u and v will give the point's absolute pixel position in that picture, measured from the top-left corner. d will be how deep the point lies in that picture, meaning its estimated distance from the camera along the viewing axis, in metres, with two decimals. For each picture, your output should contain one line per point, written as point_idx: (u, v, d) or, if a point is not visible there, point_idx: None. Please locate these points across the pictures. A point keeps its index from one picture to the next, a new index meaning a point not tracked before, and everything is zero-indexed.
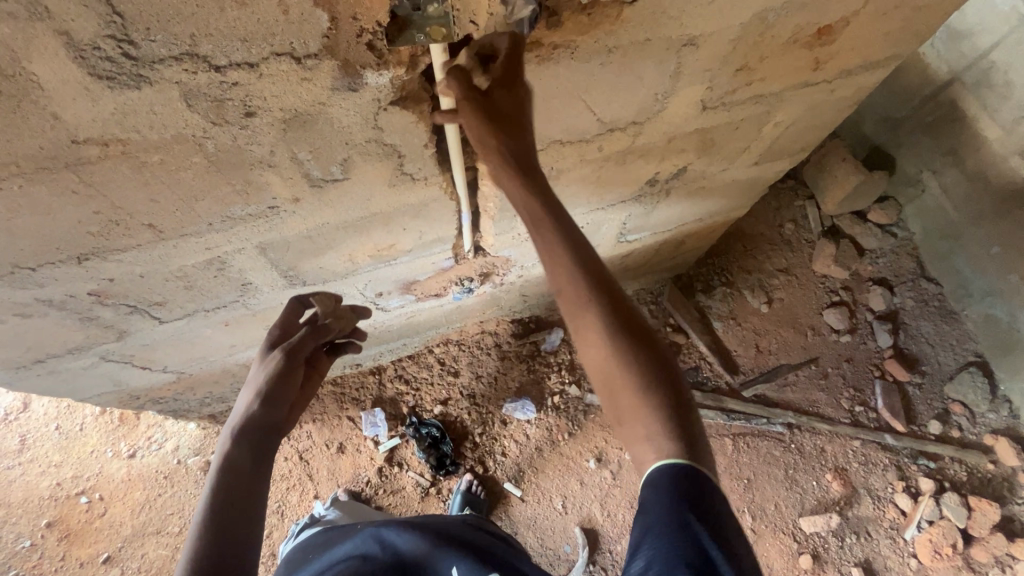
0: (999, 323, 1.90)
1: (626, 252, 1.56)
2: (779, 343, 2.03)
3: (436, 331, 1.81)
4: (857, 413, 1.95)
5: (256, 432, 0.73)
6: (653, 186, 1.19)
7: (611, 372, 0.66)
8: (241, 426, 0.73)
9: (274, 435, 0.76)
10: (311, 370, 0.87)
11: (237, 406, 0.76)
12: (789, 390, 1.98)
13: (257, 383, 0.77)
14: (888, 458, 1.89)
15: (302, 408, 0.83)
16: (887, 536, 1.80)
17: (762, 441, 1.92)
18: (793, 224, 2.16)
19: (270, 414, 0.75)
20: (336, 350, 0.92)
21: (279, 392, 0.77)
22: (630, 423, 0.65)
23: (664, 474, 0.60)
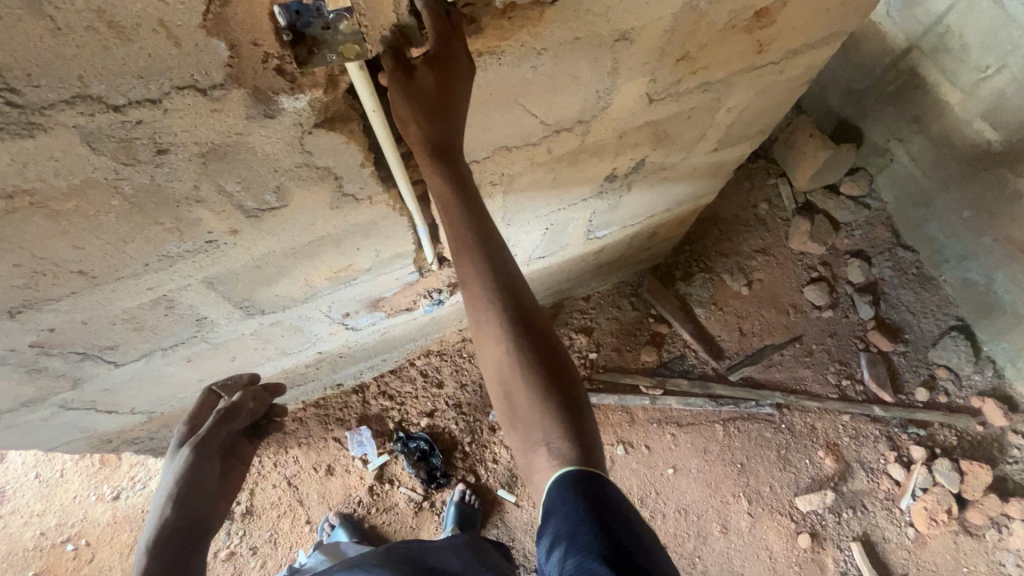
0: (977, 286, 1.91)
1: (597, 247, 1.54)
2: (761, 324, 2.02)
3: (416, 344, 1.78)
4: (844, 386, 1.95)
5: (173, 537, 0.76)
6: (614, 181, 1.17)
7: (509, 371, 0.68)
8: (155, 535, 0.76)
9: (197, 533, 0.79)
10: (235, 459, 0.87)
11: (152, 514, 0.78)
12: (776, 370, 1.97)
13: (167, 485, 0.79)
14: (879, 430, 1.89)
15: (229, 497, 0.85)
16: (883, 508, 1.81)
17: (753, 424, 1.91)
18: (767, 203, 2.16)
19: (186, 517, 0.78)
20: (257, 433, 0.91)
21: (190, 494, 0.78)
22: (531, 429, 0.67)
23: (562, 478, 0.63)
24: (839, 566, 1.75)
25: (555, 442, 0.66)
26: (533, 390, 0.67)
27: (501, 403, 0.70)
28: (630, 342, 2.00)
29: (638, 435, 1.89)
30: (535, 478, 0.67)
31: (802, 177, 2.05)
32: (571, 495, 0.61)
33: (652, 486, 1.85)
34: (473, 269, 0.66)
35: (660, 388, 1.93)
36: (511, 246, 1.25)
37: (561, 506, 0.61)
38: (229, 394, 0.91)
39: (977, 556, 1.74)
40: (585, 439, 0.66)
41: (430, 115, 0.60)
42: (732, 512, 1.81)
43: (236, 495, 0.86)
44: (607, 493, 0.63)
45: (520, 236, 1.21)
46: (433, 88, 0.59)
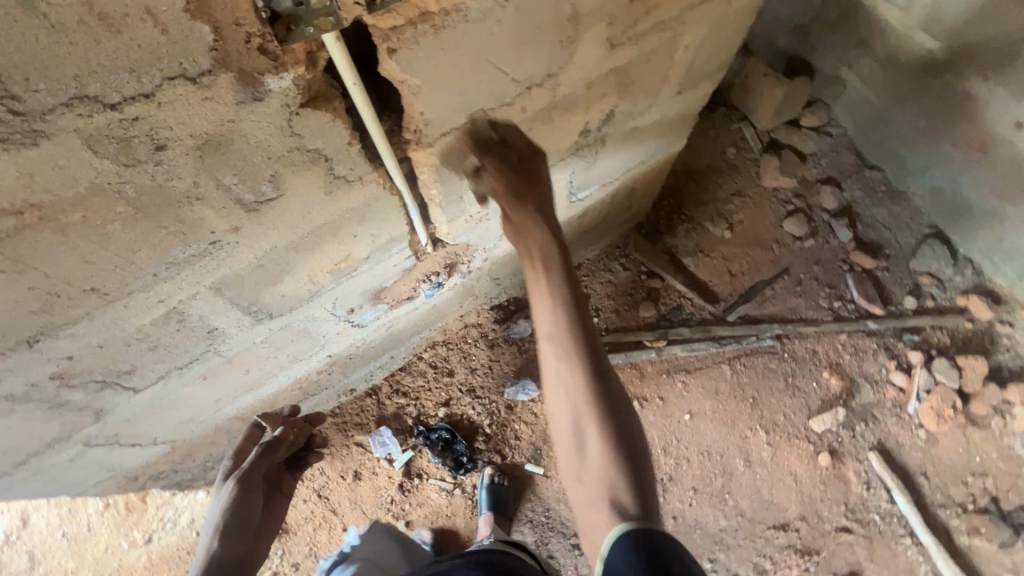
0: (944, 191, 2.00)
1: (580, 210, 1.58)
2: (748, 263, 2.09)
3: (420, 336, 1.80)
4: (837, 307, 2.03)
5: (223, 567, 0.83)
6: (588, 137, 1.20)
7: (579, 406, 0.82)
8: (204, 568, 0.82)
9: (239, 565, 0.85)
10: (277, 491, 0.97)
11: (200, 549, 0.86)
12: (770, 304, 2.03)
13: (216, 519, 0.88)
14: (877, 342, 1.97)
15: (269, 532, 0.93)
16: (893, 414, 1.88)
17: (758, 358, 1.96)
18: (735, 147, 2.22)
19: (231, 547, 0.85)
20: (297, 465, 1.02)
21: (238, 525, 0.87)
22: (605, 488, 0.78)
23: (625, 535, 0.73)
24: (861, 477, 1.81)
25: (621, 499, 0.77)
26: (602, 419, 0.80)
27: (573, 456, 0.83)
28: (627, 302, 2.03)
29: (649, 388, 1.92)
30: (595, 533, 0.78)
31: (763, 117, 2.13)
32: (630, 554, 0.71)
33: (672, 435, 1.88)
34: (552, 313, 0.85)
35: (663, 339, 1.97)
36: (499, 218, 1.28)
37: (622, 564, 0.71)
38: (272, 427, 1.02)
39: (986, 444, 1.84)
40: (646, 495, 0.78)
41: (514, 193, 0.86)
42: (752, 445, 1.85)
43: (276, 528, 0.95)
44: (666, 549, 0.72)
45: None
46: (523, 178, 0.87)
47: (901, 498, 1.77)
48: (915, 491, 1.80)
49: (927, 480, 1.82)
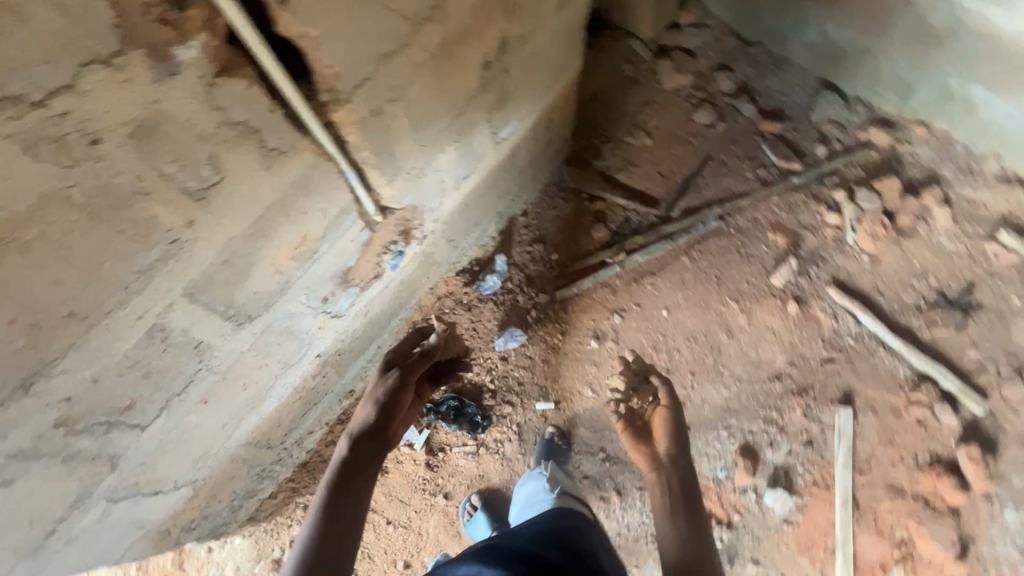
0: (818, 44, 2.19)
1: (508, 150, 1.64)
2: (674, 161, 2.23)
3: (399, 319, 1.81)
4: (762, 175, 2.19)
5: (366, 443, 1.27)
6: (491, 69, 1.27)
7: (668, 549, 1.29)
8: (360, 432, 1.29)
9: (375, 450, 1.28)
10: (421, 393, 1.48)
11: (360, 414, 1.35)
12: (705, 191, 2.18)
13: (376, 397, 1.36)
14: (806, 194, 2.15)
15: (401, 426, 1.37)
16: (838, 250, 2.07)
17: (709, 241, 2.10)
18: (630, 63, 2.35)
19: (376, 436, 1.29)
20: (437, 377, 1.54)
21: (385, 411, 1.33)
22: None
23: None
24: (827, 312, 1.98)
25: None
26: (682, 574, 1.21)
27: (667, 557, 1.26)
28: (579, 230, 2.12)
29: (624, 299, 2.03)
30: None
31: (645, 28, 2.28)
32: None
33: (657, 333, 1.98)
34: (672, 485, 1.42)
35: (622, 252, 2.08)
36: (435, 171, 1.33)
37: None
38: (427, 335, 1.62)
39: (920, 249, 2.06)
40: None
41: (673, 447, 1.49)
42: (729, 317, 1.99)
43: (405, 425, 1.39)
44: None
45: (438, 156, 1.30)
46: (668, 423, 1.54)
47: (865, 318, 1.96)
48: (875, 308, 1.99)
49: (882, 296, 2.01)
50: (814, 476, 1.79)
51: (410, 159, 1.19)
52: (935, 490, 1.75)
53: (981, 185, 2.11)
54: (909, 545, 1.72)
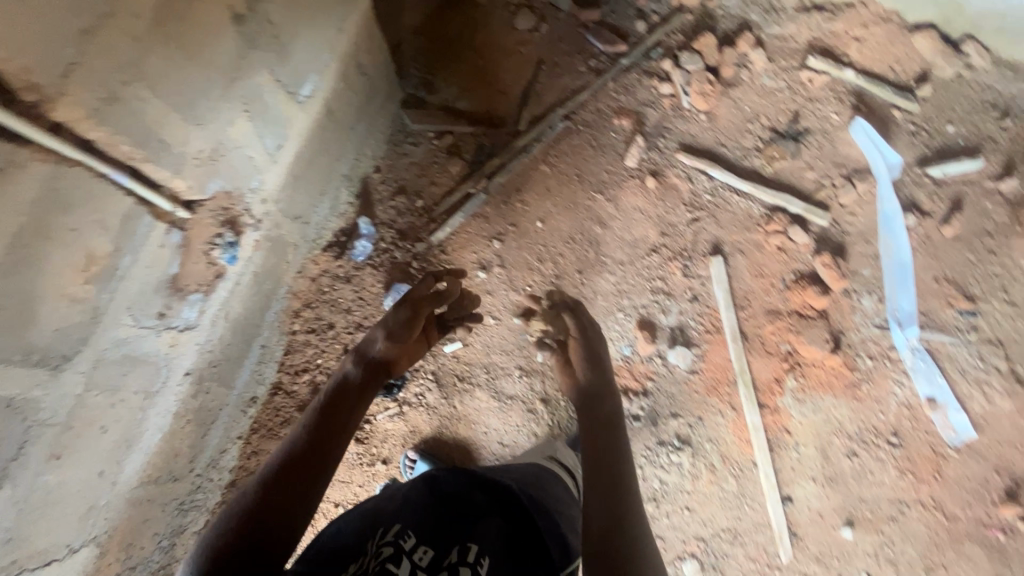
0: None
1: (320, 109, 1.56)
2: (508, 75, 2.20)
3: (277, 313, 1.74)
4: (594, 65, 2.22)
5: (371, 366, 1.37)
6: (248, 22, 1.17)
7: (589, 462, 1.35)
8: (366, 353, 1.38)
9: (378, 374, 1.37)
10: (429, 332, 1.54)
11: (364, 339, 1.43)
12: (546, 96, 2.18)
13: (385, 323, 1.44)
14: (638, 71, 2.21)
15: (403, 360, 1.46)
16: (678, 117, 2.16)
17: (563, 143, 2.13)
18: None
19: (380, 359, 1.39)
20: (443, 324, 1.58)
21: (392, 336, 1.41)
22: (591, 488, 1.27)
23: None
24: (682, 177, 2.10)
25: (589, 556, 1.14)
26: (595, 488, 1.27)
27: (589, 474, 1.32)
28: (436, 170, 2.09)
29: (498, 222, 2.04)
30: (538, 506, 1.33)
31: None
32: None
33: (537, 245, 2.03)
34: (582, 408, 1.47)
35: (483, 179, 2.07)
36: (234, 149, 1.26)
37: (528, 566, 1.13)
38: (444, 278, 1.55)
39: (748, 95, 2.19)
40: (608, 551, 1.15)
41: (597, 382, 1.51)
42: (598, 209, 2.06)
43: (407, 360, 1.47)
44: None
45: (229, 133, 1.22)
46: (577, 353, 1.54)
47: (715, 172, 2.09)
48: (722, 160, 2.12)
49: (725, 147, 2.14)
50: (705, 324, 1.95)
51: (191, 144, 1.14)
52: (804, 302, 1.96)
53: (784, 20, 2.24)
54: (795, 356, 1.92)
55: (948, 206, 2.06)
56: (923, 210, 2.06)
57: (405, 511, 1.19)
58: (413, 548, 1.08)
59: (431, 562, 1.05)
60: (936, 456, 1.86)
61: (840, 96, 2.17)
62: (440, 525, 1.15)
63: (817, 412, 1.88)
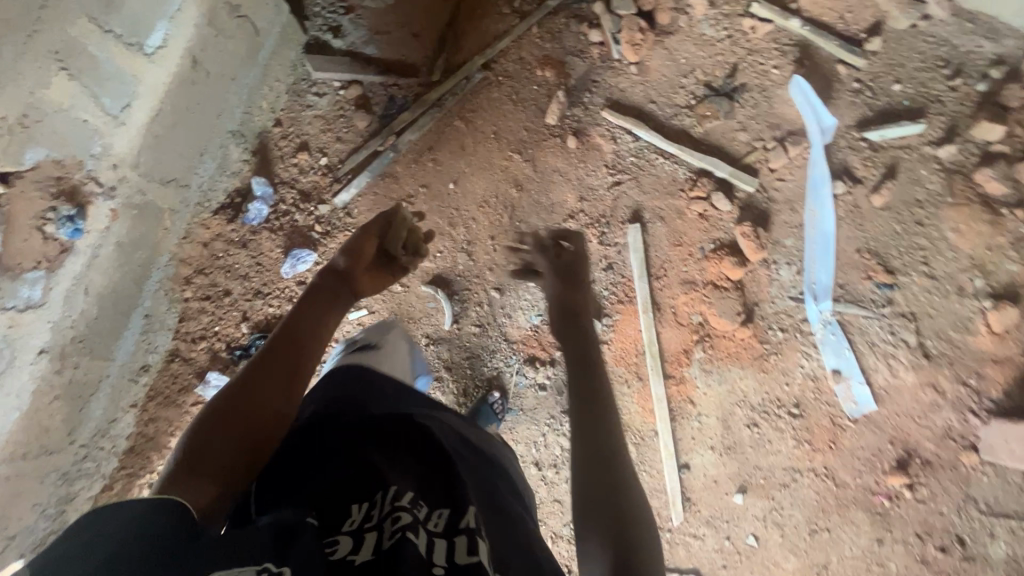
0: None
1: (182, 60, 1.41)
2: (424, 16, 2.00)
3: (160, 280, 1.67)
4: (519, 6, 2.01)
5: (332, 279, 1.38)
6: None
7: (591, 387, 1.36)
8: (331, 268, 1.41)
9: (338, 289, 1.39)
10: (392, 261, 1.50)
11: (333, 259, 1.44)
12: (464, 42, 2.00)
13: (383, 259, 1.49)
14: (566, 15, 2.01)
15: (364, 282, 1.45)
16: (607, 69, 2.00)
17: (480, 97, 1.97)
18: None
19: (337, 275, 1.40)
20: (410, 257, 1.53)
21: (353, 252, 1.43)
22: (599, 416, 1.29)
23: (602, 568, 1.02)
24: (606, 136, 1.97)
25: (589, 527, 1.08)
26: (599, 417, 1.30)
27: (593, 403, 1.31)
28: (342, 124, 1.94)
29: (408, 183, 1.93)
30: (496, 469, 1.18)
31: None
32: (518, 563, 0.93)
33: (448, 208, 1.94)
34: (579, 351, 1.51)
35: (391, 136, 1.94)
36: (57, 112, 1.16)
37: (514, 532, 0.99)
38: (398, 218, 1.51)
39: (684, 45, 2.02)
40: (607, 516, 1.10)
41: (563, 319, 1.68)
42: (515, 171, 1.95)
43: (368, 283, 1.46)
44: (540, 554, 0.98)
45: (43, 94, 1.11)
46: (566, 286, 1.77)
47: (641, 133, 1.96)
48: (650, 119, 1.99)
49: (655, 104, 2.00)
50: (618, 294, 1.91)
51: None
52: (720, 273, 1.90)
53: None
54: (705, 327, 1.90)
55: (881, 173, 1.96)
56: (855, 177, 1.96)
57: (392, 461, 0.98)
58: (426, 513, 0.87)
59: (449, 524, 0.86)
60: (834, 427, 1.89)
61: (783, 49, 2.00)
62: (442, 482, 0.96)
63: (721, 383, 1.90)
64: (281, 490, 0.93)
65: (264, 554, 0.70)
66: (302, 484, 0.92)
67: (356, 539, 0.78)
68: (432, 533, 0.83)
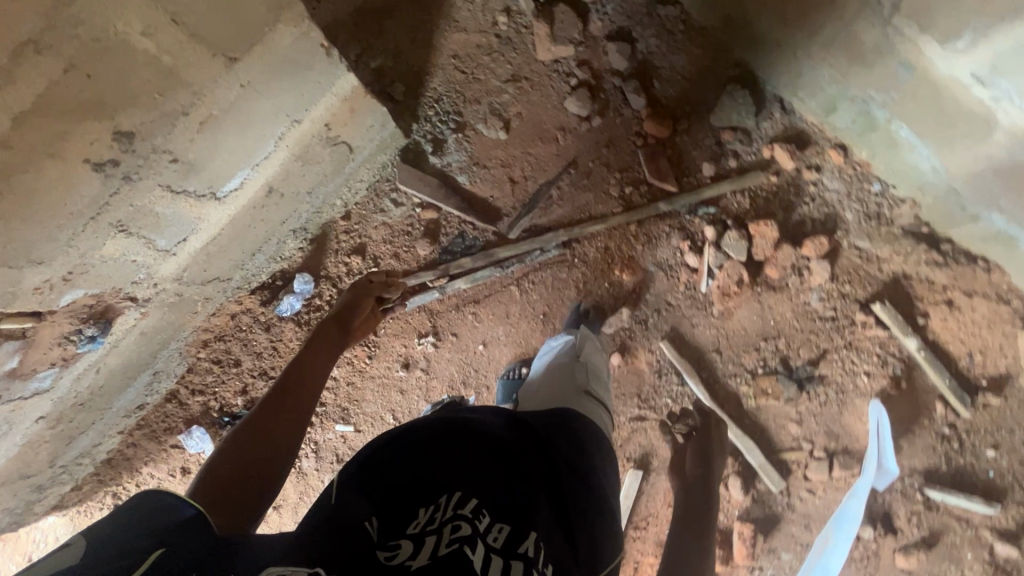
0: (737, 23, 1.73)
1: (255, 194, 1.44)
2: (531, 164, 1.88)
3: (174, 349, 1.77)
4: (629, 195, 1.85)
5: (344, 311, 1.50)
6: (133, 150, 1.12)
7: None
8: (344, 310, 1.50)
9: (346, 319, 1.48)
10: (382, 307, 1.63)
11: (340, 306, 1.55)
12: (557, 207, 1.87)
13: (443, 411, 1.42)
14: (671, 223, 1.83)
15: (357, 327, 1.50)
16: (688, 297, 1.83)
17: (547, 272, 1.86)
18: (505, 15, 1.90)
19: (349, 309, 1.50)
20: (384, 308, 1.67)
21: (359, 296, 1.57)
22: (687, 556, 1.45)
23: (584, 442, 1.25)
24: (652, 367, 1.84)
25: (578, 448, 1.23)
26: None
27: None
28: (405, 242, 1.88)
29: (442, 326, 1.88)
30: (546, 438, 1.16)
31: None
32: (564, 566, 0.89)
33: (469, 366, 1.88)
34: None
35: (444, 276, 1.87)
36: (115, 256, 1.27)
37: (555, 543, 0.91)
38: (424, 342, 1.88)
39: (781, 307, 1.81)
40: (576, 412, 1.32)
41: None
42: None
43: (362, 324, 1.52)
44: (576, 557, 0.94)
45: (104, 248, 1.23)
46: None
47: (690, 380, 1.81)
48: (706, 368, 1.82)
49: (718, 354, 1.83)
50: None
51: (56, 264, 1.18)
52: None
53: (881, 236, 1.77)
54: None
55: (921, 536, 1.75)
56: (891, 525, 1.76)
57: (478, 471, 0.93)
58: (487, 527, 0.83)
59: (508, 546, 0.82)
60: None
61: (884, 359, 1.77)
62: (508, 496, 0.91)
63: None
64: (365, 489, 0.86)
65: (325, 556, 0.69)
66: (386, 486, 0.87)
67: (419, 544, 0.76)
68: (492, 554, 0.78)
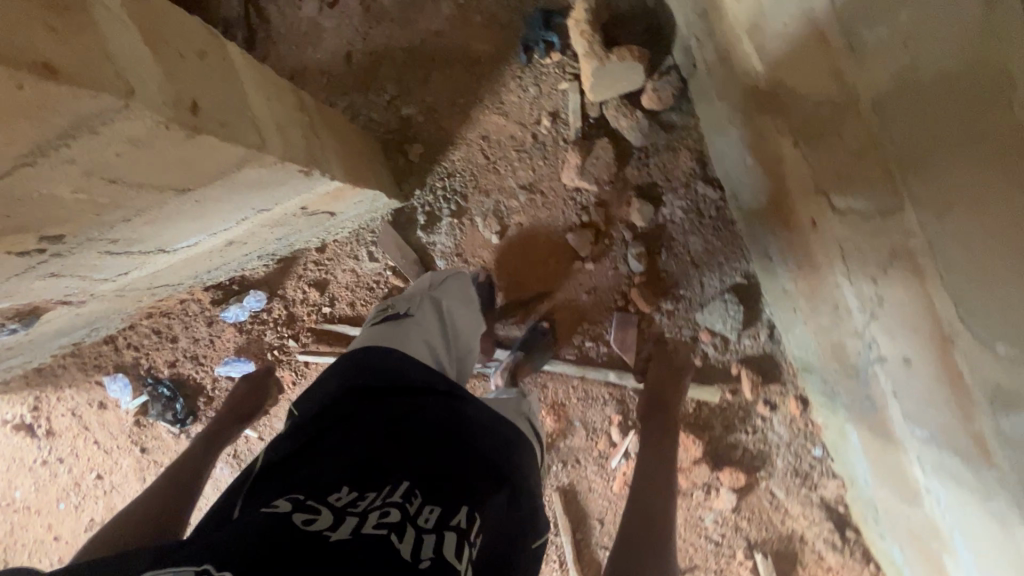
0: (761, 244, 1.62)
1: (210, 247, 1.38)
2: (509, 277, 1.84)
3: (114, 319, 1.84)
4: (586, 348, 1.82)
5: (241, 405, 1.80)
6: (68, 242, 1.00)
7: None
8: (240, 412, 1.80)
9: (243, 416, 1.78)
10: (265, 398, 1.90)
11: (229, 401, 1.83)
12: (515, 329, 1.86)
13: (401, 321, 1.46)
14: (612, 393, 1.82)
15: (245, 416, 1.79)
16: (596, 463, 1.85)
17: (481, 382, 1.88)
18: (550, 118, 1.78)
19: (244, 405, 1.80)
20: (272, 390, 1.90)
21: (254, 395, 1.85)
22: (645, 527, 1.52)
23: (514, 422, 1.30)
24: None
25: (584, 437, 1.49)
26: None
27: None
28: (364, 296, 1.88)
29: None
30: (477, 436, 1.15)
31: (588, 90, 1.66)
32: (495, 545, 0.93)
33: None
34: None
35: None
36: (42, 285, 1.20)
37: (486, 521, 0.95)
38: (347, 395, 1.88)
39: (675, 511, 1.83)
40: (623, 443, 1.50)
41: None
42: None
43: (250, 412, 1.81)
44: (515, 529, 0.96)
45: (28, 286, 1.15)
46: None
47: (563, 535, 1.88)
48: (583, 531, 1.88)
49: (601, 524, 1.87)
50: None
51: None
52: None
53: (797, 496, 1.75)
54: None
55: None
56: None
57: (397, 461, 0.94)
58: (417, 508, 0.84)
59: (439, 521, 0.83)
60: None
61: None
62: (435, 479, 0.93)
63: None
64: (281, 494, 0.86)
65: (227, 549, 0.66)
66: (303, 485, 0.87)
67: (340, 518, 0.77)
68: (418, 528, 0.79)
